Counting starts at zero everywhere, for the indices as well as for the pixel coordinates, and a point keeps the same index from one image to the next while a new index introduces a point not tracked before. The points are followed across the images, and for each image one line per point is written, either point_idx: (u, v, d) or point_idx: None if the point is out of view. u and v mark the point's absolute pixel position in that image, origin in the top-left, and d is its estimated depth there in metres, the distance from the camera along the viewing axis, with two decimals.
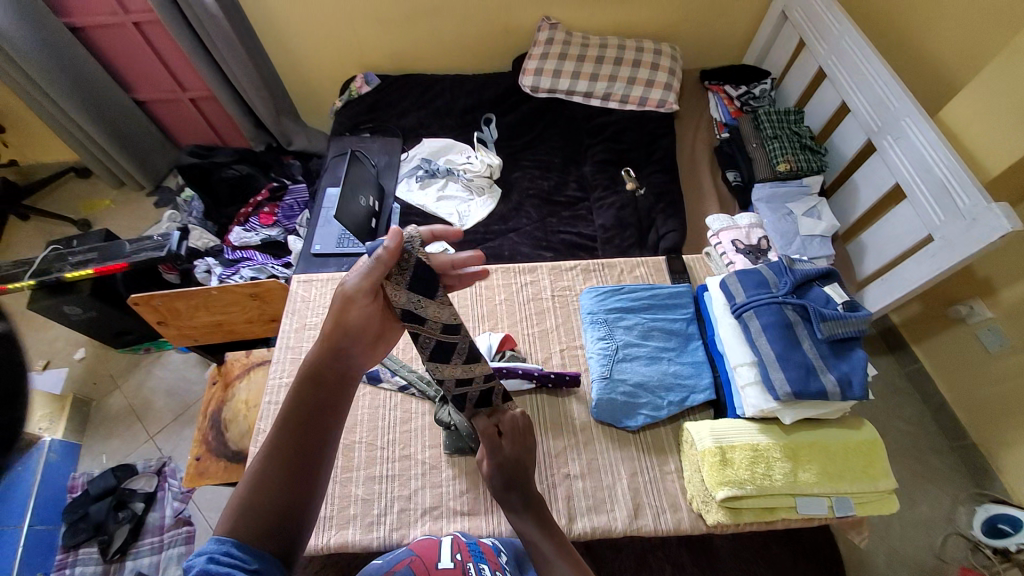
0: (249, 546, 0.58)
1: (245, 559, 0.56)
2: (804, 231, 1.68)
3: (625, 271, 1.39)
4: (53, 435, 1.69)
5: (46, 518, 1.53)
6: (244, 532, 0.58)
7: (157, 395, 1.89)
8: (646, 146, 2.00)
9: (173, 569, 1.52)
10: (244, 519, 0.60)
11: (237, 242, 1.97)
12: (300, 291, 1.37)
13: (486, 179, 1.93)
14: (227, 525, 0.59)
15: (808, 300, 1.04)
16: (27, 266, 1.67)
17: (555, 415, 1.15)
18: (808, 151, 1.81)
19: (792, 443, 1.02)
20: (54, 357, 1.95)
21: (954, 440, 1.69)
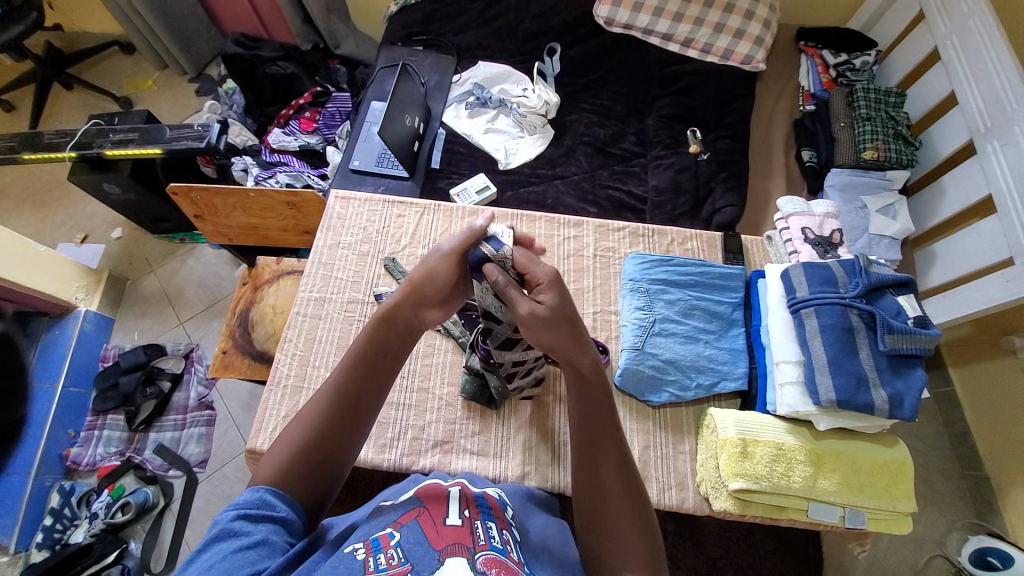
0: (281, 496, 0.66)
1: (275, 509, 0.64)
2: (875, 229, 1.54)
3: (676, 242, 1.30)
4: (88, 307, 1.76)
5: (79, 381, 1.66)
6: (280, 482, 0.67)
7: (189, 284, 1.94)
8: (719, 107, 1.81)
9: (193, 446, 1.65)
10: (285, 470, 0.68)
11: (275, 144, 1.91)
12: (337, 207, 1.32)
13: (540, 117, 1.79)
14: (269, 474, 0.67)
15: (877, 308, 0.96)
16: (70, 138, 1.66)
17: None
18: (900, 140, 1.61)
19: (819, 449, 0.98)
20: (92, 233, 1.99)
21: (965, 469, 1.63)
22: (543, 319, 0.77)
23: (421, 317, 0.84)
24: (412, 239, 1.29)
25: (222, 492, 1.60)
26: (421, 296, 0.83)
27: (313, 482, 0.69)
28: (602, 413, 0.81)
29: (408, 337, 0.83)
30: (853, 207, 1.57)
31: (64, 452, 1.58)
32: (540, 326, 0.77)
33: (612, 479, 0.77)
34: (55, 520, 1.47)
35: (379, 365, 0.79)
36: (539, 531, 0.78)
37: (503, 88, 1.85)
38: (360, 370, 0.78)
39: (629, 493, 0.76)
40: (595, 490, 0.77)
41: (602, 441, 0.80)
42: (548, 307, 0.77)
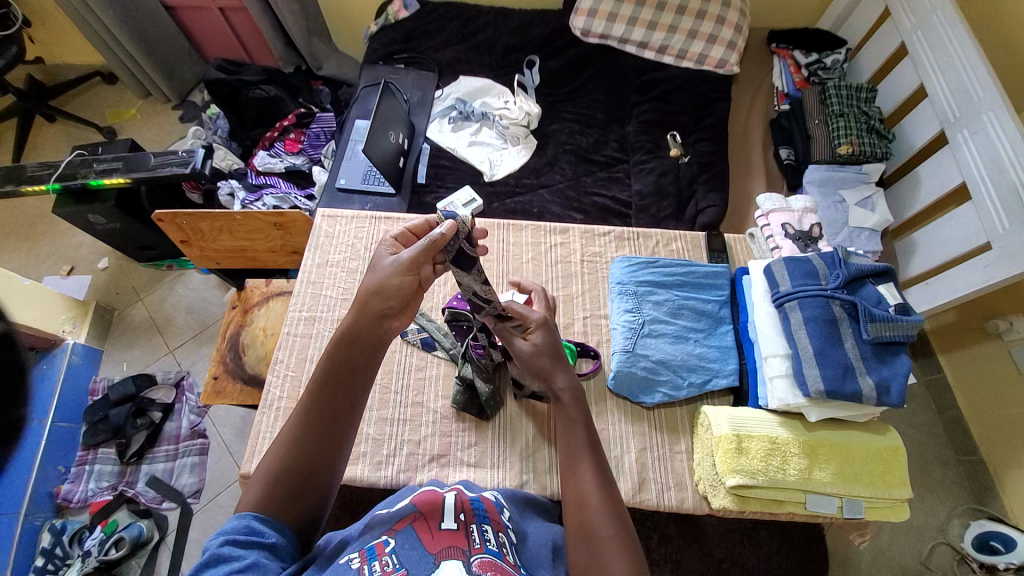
0: (268, 521, 0.65)
1: (264, 533, 0.63)
2: (855, 222, 1.57)
3: (661, 244, 1.32)
4: (76, 339, 1.75)
5: (67, 415, 1.63)
6: (265, 509, 0.66)
7: (178, 311, 1.92)
8: (697, 110, 1.85)
9: (187, 475, 1.62)
10: (267, 496, 0.66)
11: (261, 167, 1.91)
12: (324, 226, 1.33)
13: (522, 128, 1.82)
14: (252, 502, 0.66)
15: (858, 298, 0.98)
16: (54, 170, 1.66)
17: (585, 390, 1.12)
18: (874, 134, 1.65)
19: (812, 441, 0.99)
20: (78, 264, 1.98)
21: (960, 453, 1.65)
22: (530, 357, 0.92)
23: (387, 326, 0.82)
24: None
25: (218, 522, 1.58)
26: (380, 313, 0.81)
27: (300, 505, 0.68)
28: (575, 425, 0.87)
29: (374, 347, 0.81)
30: (832, 202, 1.60)
31: (54, 490, 1.55)
32: (530, 361, 0.92)
33: (595, 493, 0.77)
34: (46, 560, 1.42)
35: (349, 380, 0.77)
36: (538, 540, 0.76)
37: (485, 102, 1.88)
38: (330, 390, 0.75)
39: (609, 505, 0.76)
40: (578, 502, 0.77)
41: (580, 455, 0.83)
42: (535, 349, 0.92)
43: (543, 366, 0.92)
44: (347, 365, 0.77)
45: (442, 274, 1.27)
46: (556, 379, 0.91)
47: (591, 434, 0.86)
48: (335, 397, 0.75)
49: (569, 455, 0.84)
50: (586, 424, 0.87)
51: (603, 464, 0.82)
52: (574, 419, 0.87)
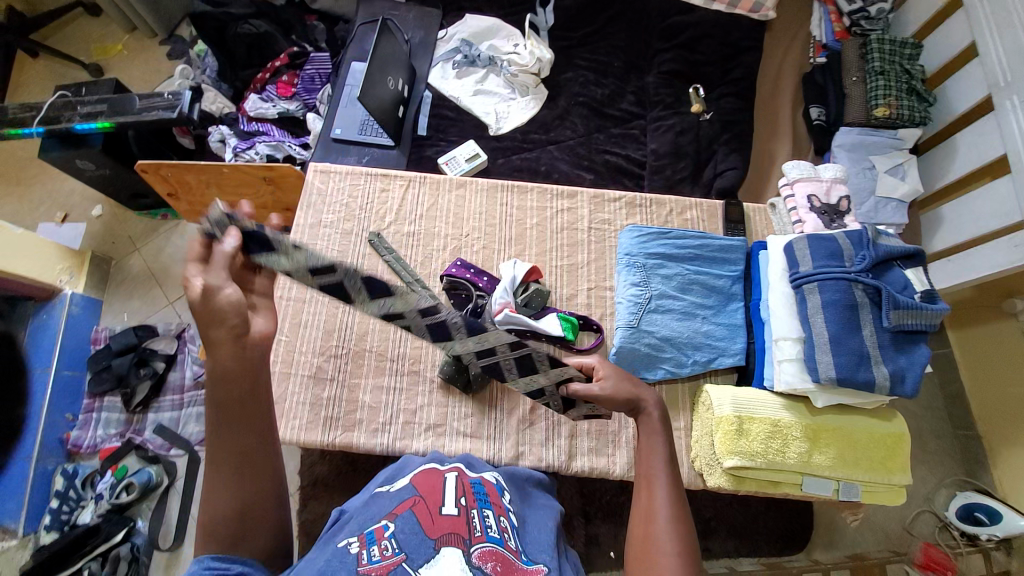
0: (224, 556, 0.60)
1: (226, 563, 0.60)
2: (882, 192, 1.46)
3: (675, 212, 1.24)
4: (74, 289, 1.72)
5: (71, 364, 1.64)
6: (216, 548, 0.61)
7: (176, 263, 1.88)
8: (724, 61, 1.69)
9: (193, 424, 1.66)
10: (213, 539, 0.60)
11: (253, 112, 1.79)
12: (317, 182, 1.25)
13: (532, 77, 1.68)
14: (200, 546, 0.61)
15: (883, 282, 0.92)
16: (37, 111, 1.55)
17: None
18: (914, 96, 1.50)
19: (816, 425, 0.97)
20: (72, 211, 1.92)
21: (957, 428, 1.64)
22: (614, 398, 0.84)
23: (253, 341, 0.64)
24: (397, 216, 1.23)
25: None
26: (237, 339, 0.62)
27: (251, 537, 0.62)
28: (655, 441, 0.80)
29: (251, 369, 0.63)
30: (861, 169, 1.48)
31: (65, 436, 1.60)
32: (617, 400, 0.83)
33: (666, 514, 0.72)
34: (61, 502, 1.50)
35: (245, 409, 0.63)
36: (537, 523, 0.75)
37: (492, 44, 1.71)
38: (225, 427, 0.62)
39: (678, 529, 0.70)
40: (648, 514, 0.73)
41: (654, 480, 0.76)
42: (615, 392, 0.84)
43: (627, 393, 0.84)
44: (238, 398, 0.62)
45: (442, 240, 1.21)
46: (645, 396, 0.83)
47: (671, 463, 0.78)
48: (235, 433, 0.62)
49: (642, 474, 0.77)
50: (667, 441, 0.80)
51: (680, 492, 0.75)
52: (656, 439, 0.80)
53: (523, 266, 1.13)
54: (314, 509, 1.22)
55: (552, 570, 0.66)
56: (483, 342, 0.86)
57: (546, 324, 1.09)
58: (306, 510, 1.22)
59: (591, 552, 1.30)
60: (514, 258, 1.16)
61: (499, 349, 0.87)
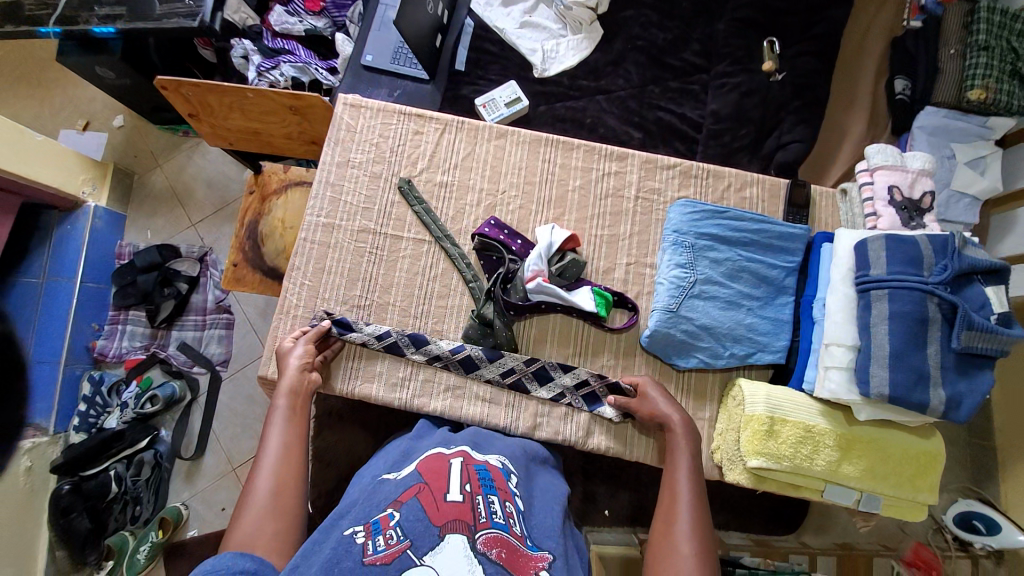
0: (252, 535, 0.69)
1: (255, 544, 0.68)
2: (958, 185, 1.30)
3: (733, 188, 1.12)
4: (98, 202, 1.69)
5: (96, 277, 1.65)
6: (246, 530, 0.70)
7: (198, 184, 1.83)
8: (809, 12, 1.48)
9: (214, 347, 1.68)
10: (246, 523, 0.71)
11: (278, 27, 1.63)
12: (346, 116, 1.15)
13: (588, 12, 1.48)
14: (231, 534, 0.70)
15: (961, 299, 0.83)
16: (55, 9, 1.43)
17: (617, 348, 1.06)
18: (1017, 79, 1.30)
19: (850, 435, 0.92)
20: (94, 120, 1.84)
21: (974, 437, 1.57)
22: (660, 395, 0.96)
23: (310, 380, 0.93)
24: (430, 162, 1.13)
25: (245, 391, 1.67)
26: (302, 371, 0.93)
27: (275, 525, 0.71)
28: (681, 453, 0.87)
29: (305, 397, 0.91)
30: (941, 157, 1.31)
31: (90, 345, 1.63)
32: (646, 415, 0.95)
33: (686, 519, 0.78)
34: (88, 406, 1.56)
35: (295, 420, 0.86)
36: (544, 508, 0.72)
37: None
38: (278, 434, 0.83)
39: (695, 534, 0.76)
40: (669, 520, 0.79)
41: (675, 484, 0.84)
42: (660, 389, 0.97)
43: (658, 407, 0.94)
44: (295, 410, 0.88)
45: (475, 195, 1.12)
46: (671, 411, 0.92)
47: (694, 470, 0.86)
48: (284, 437, 0.83)
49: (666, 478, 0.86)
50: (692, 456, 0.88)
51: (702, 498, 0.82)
52: (680, 450, 0.88)
53: (561, 233, 1.05)
54: (328, 438, 1.20)
55: (557, 556, 0.64)
56: (503, 360, 1.03)
57: (579, 297, 1.03)
58: (320, 438, 1.21)
59: (587, 509, 1.32)
60: (552, 223, 1.07)
61: (517, 367, 1.03)
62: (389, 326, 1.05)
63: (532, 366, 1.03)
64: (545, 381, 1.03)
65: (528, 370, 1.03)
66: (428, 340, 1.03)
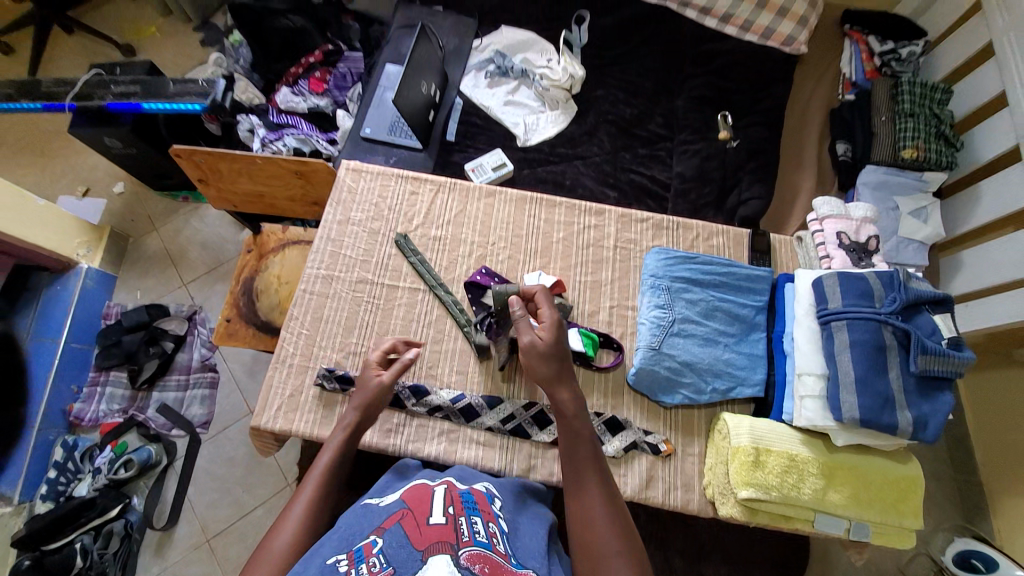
0: None
1: None
2: (904, 233, 1.47)
3: (700, 237, 1.24)
4: (90, 264, 1.72)
5: (81, 337, 1.64)
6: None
7: (193, 246, 1.88)
8: (754, 90, 1.70)
9: (196, 409, 1.64)
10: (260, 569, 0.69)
11: (283, 105, 1.81)
12: (348, 180, 1.26)
13: (563, 92, 1.69)
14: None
15: (913, 326, 0.92)
16: (71, 87, 1.57)
17: (608, 391, 1.10)
18: (942, 141, 1.52)
19: (832, 463, 0.97)
20: (94, 187, 1.93)
21: (960, 474, 1.60)
22: (541, 352, 0.90)
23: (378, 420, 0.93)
24: (425, 218, 1.23)
25: (226, 452, 1.62)
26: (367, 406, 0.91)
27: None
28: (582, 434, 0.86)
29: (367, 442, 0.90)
30: (886, 208, 1.49)
31: (66, 408, 1.59)
32: (540, 360, 0.90)
33: (602, 514, 0.77)
34: (59, 473, 1.50)
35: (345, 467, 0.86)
36: (528, 532, 0.74)
37: (526, 58, 1.74)
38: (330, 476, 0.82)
39: (616, 525, 0.76)
40: (586, 523, 0.76)
41: (585, 469, 0.83)
42: (547, 341, 0.90)
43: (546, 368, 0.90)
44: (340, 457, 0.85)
45: (467, 247, 1.21)
46: (558, 393, 0.89)
47: (594, 450, 0.85)
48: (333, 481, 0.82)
49: (574, 465, 0.84)
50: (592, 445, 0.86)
51: (608, 482, 0.82)
52: (583, 444, 0.85)
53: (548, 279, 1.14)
54: None
55: None
56: (502, 406, 1.07)
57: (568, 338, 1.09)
58: None
59: None
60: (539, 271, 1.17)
61: (516, 412, 1.06)
62: None
63: (529, 410, 1.07)
64: (544, 425, 1.06)
65: (527, 415, 1.06)
66: (428, 392, 1.06)
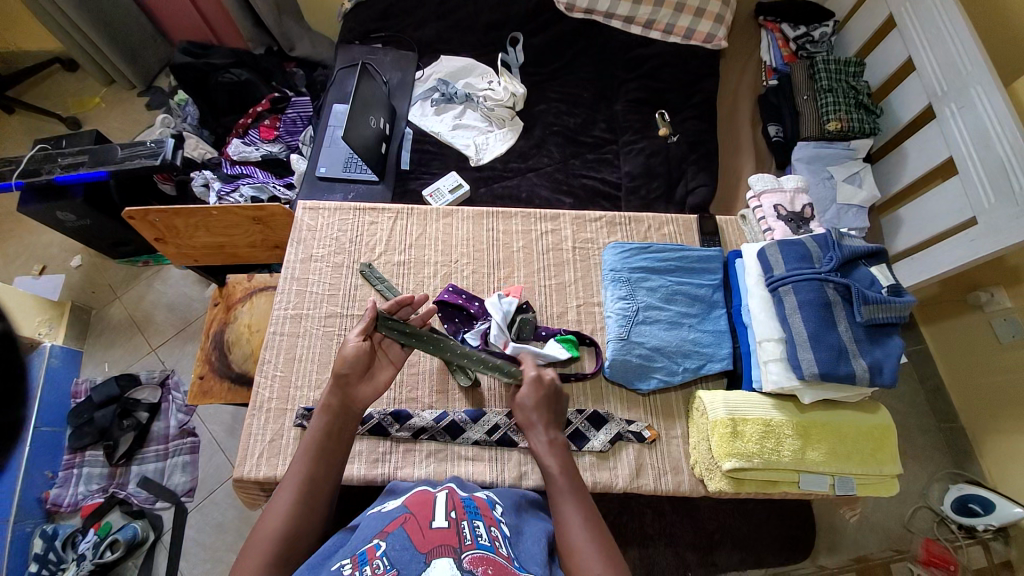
0: None
1: None
2: (843, 199, 1.56)
3: (653, 228, 1.30)
4: (54, 341, 1.67)
5: (51, 420, 1.56)
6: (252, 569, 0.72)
7: (158, 309, 1.85)
8: (685, 87, 1.80)
9: (178, 477, 1.59)
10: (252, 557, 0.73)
11: (236, 156, 1.82)
12: (306, 219, 1.27)
13: (508, 110, 1.75)
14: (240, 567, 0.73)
15: (852, 280, 0.98)
16: (15, 166, 1.57)
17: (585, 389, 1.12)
18: (862, 109, 1.63)
19: (805, 422, 1.00)
20: (50, 263, 1.89)
21: (941, 420, 1.65)
22: (530, 406, 0.90)
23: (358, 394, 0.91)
24: (387, 246, 1.26)
25: (215, 518, 1.56)
26: (342, 375, 0.91)
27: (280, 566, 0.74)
28: (548, 459, 0.85)
29: (349, 418, 0.88)
30: (821, 179, 1.59)
31: (43, 495, 1.50)
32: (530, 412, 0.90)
33: (580, 535, 0.76)
34: (40, 565, 1.39)
35: (333, 447, 0.85)
36: (534, 533, 0.78)
37: (468, 82, 1.81)
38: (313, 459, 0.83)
39: (598, 543, 0.75)
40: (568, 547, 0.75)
41: (562, 495, 0.81)
42: (534, 397, 0.91)
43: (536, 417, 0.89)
44: (327, 433, 0.85)
45: (433, 266, 1.24)
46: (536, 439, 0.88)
47: (568, 469, 0.84)
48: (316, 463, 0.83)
49: (552, 489, 0.82)
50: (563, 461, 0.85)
51: (586, 502, 0.81)
52: (561, 483, 0.82)
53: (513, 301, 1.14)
54: None
55: None
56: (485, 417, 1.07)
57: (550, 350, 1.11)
58: None
59: None
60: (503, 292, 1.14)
61: (501, 421, 1.07)
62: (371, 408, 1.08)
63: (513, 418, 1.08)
64: None
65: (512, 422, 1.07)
66: (410, 415, 1.06)
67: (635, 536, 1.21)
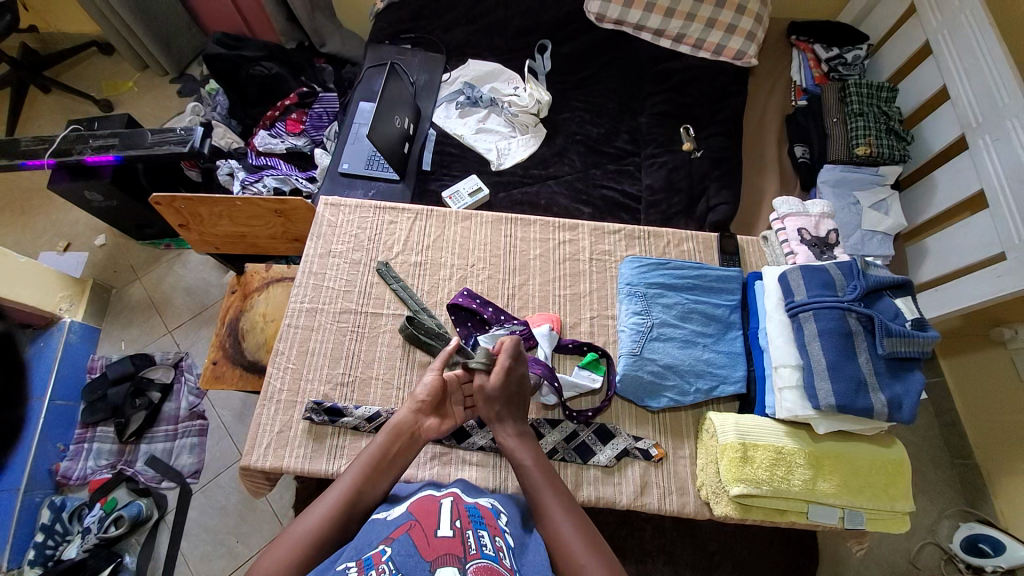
0: None
1: None
2: (868, 226, 1.53)
3: (672, 244, 1.29)
4: (74, 317, 1.72)
5: (65, 394, 1.60)
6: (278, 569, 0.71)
7: (177, 292, 1.89)
8: (712, 103, 1.79)
9: (185, 459, 1.61)
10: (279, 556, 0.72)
11: (262, 147, 1.85)
12: (327, 214, 1.29)
13: (532, 117, 1.75)
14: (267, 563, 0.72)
15: (875, 311, 0.96)
16: (50, 145, 1.60)
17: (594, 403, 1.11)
18: (892, 135, 1.60)
19: (818, 451, 0.98)
20: (76, 240, 1.94)
21: (956, 457, 1.60)
22: (489, 394, 0.94)
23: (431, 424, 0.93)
24: (405, 246, 1.26)
25: (218, 503, 1.58)
26: (421, 402, 0.94)
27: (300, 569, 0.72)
28: (523, 454, 0.89)
29: (413, 445, 0.91)
30: (847, 204, 1.56)
31: (53, 467, 1.54)
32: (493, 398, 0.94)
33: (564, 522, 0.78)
34: (46, 536, 1.42)
35: (388, 466, 0.86)
36: (538, 545, 0.76)
37: (494, 87, 1.81)
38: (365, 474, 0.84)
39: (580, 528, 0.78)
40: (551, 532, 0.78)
41: (538, 488, 0.84)
42: (495, 385, 0.94)
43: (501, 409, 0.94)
44: (386, 456, 0.87)
45: (450, 269, 1.24)
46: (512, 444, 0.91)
47: (542, 465, 0.88)
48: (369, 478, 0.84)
49: (528, 485, 0.85)
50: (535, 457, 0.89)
51: (563, 492, 0.84)
52: (538, 481, 0.85)
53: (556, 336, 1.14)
54: None
55: None
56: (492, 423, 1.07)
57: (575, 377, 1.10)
58: None
59: None
60: (550, 324, 1.15)
61: None
62: (379, 407, 1.09)
63: None
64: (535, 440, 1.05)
65: None
66: None
67: (634, 552, 1.20)
